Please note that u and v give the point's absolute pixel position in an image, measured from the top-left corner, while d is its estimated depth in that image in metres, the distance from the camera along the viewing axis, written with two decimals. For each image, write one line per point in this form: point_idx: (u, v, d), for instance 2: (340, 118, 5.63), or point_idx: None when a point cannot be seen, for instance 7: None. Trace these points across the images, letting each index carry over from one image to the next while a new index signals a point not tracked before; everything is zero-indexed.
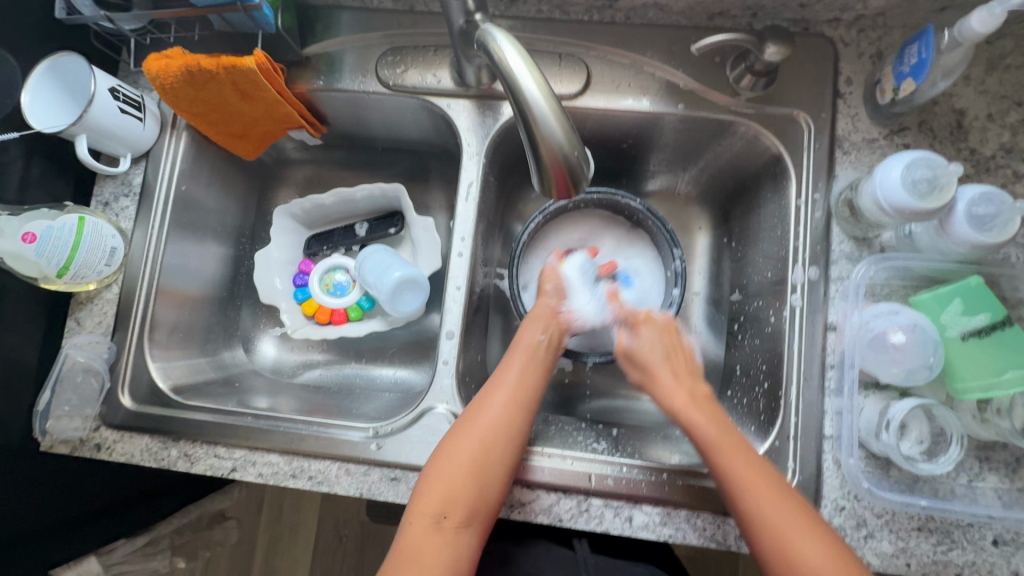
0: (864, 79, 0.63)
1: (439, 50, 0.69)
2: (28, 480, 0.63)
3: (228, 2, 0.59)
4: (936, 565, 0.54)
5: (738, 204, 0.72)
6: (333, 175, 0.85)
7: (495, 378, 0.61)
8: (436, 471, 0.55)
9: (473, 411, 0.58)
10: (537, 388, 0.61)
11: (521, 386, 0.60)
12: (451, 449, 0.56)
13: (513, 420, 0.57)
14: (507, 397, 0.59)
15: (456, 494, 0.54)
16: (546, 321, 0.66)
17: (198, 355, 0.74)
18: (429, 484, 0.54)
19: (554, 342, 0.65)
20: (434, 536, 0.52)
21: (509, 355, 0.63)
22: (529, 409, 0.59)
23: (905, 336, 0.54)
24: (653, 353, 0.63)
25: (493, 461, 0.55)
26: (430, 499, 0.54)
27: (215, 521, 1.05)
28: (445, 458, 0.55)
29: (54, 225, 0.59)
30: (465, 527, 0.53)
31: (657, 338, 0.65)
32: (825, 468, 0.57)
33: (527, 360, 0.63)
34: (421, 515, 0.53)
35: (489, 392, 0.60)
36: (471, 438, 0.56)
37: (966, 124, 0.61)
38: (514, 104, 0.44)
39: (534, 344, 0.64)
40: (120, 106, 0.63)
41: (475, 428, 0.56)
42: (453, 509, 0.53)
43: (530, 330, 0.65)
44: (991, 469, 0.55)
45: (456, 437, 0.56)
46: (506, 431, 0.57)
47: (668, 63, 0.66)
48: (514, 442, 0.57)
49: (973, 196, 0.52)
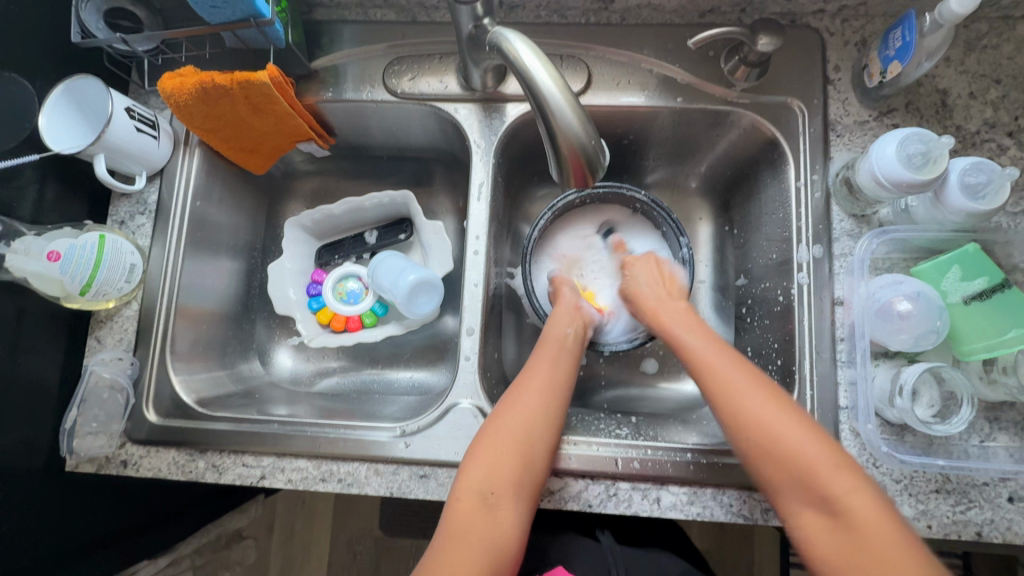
0: (851, 65, 0.67)
1: (444, 57, 0.72)
2: (54, 500, 0.63)
3: (241, 20, 0.60)
4: (956, 525, 0.56)
5: (738, 192, 0.75)
6: (340, 185, 0.86)
7: (528, 367, 0.63)
8: (478, 453, 0.55)
9: (509, 399, 0.59)
10: (569, 375, 0.63)
11: (556, 373, 0.62)
12: (491, 436, 0.56)
13: (551, 404, 0.59)
14: (542, 384, 0.60)
15: (503, 475, 0.54)
16: (572, 316, 0.68)
17: (217, 367, 0.74)
18: (471, 466, 0.55)
19: (580, 336, 0.67)
20: (481, 513, 0.52)
21: (541, 347, 0.65)
22: (566, 394, 0.61)
23: (911, 304, 0.56)
24: (637, 281, 0.70)
25: (535, 444, 0.56)
26: (474, 479, 0.54)
27: (233, 542, 1.04)
28: (486, 445, 0.56)
29: (77, 244, 0.60)
30: (516, 505, 0.54)
31: (644, 270, 0.72)
32: (843, 437, 0.59)
33: (558, 351, 0.64)
34: (466, 494, 0.53)
35: (525, 379, 0.61)
36: (513, 422, 0.57)
37: (950, 103, 0.64)
38: (531, 98, 0.46)
39: (562, 337, 0.66)
40: (136, 125, 0.64)
41: (513, 414, 0.57)
42: (498, 487, 0.53)
43: (557, 325, 0.67)
44: (1001, 428, 0.57)
45: (497, 421, 0.57)
46: (546, 412, 0.58)
47: (664, 60, 0.69)
48: (552, 426, 0.58)
49: (964, 166, 0.55)
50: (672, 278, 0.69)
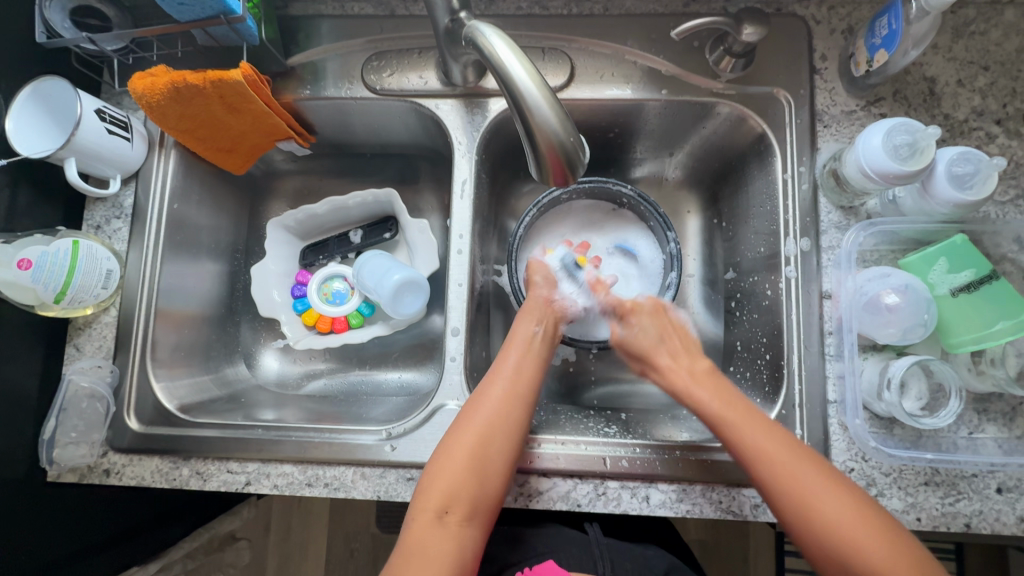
0: (837, 54, 0.65)
1: (424, 52, 0.70)
2: (34, 511, 0.62)
3: (211, 16, 0.58)
4: (945, 517, 0.56)
5: (726, 184, 0.74)
6: (323, 184, 0.85)
7: (494, 371, 0.62)
8: (437, 465, 0.55)
9: (470, 406, 0.58)
10: (533, 379, 0.61)
11: (519, 379, 0.61)
12: (449, 447, 0.56)
13: (513, 414, 0.58)
14: (504, 392, 0.59)
15: (458, 486, 0.54)
16: (541, 313, 0.67)
17: (201, 373, 0.73)
18: (430, 480, 0.54)
19: (548, 334, 0.66)
20: (437, 529, 0.52)
21: (506, 349, 0.64)
22: (528, 401, 0.60)
23: (899, 297, 0.56)
24: (647, 339, 0.66)
25: (492, 458, 0.55)
26: (434, 493, 0.53)
27: (225, 543, 1.03)
28: (446, 457, 0.55)
29: (48, 251, 0.59)
30: (467, 520, 0.53)
31: (648, 323, 0.67)
32: (832, 431, 0.59)
33: (523, 354, 0.63)
34: (424, 509, 0.53)
35: (489, 385, 0.60)
36: (469, 431, 0.56)
37: (938, 91, 0.63)
38: (508, 96, 0.45)
39: (529, 337, 0.64)
40: (107, 127, 0.62)
41: (473, 421, 0.57)
42: (455, 505, 0.53)
43: (524, 324, 0.66)
44: (989, 420, 0.57)
45: (457, 432, 0.57)
46: (508, 422, 0.57)
47: (649, 51, 0.67)
48: (512, 432, 0.57)
49: (952, 156, 0.54)
50: (683, 329, 0.67)
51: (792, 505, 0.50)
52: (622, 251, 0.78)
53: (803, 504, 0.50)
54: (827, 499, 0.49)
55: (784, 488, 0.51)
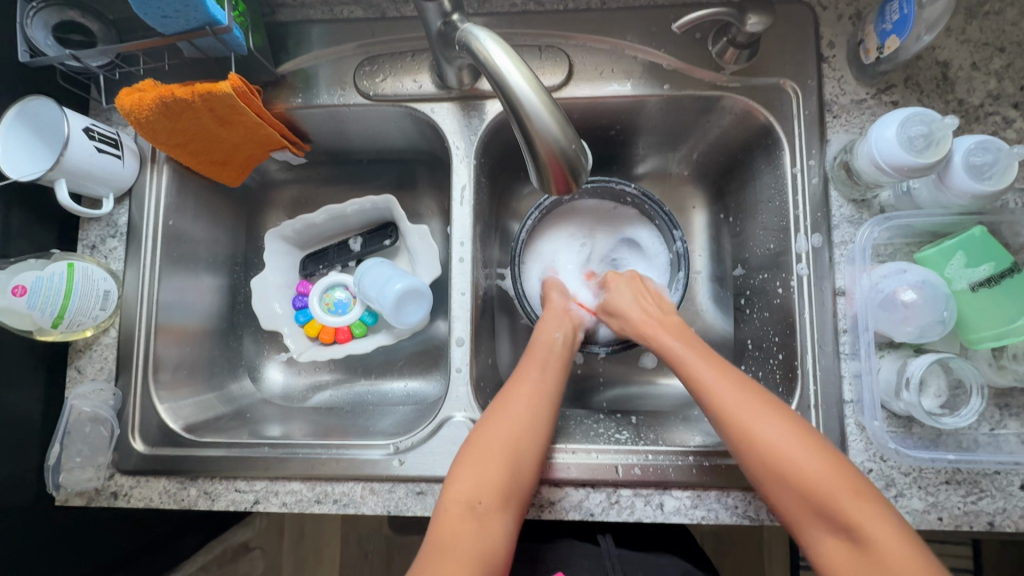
0: (845, 41, 0.63)
1: (417, 54, 0.68)
2: (43, 539, 0.62)
3: (196, 28, 0.56)
4: (967, 516, 0.54)
5: (732, 178, 0.72)
6: (320, 192, 0.83)
7: (518, 373, 0.61)
8: (466, 458, 0.54)
9: (497, 404, 0.58)
10: (558, 380, 0.62)
11: (544, 379, 0.61)
12: (479, 441, 0.55)
13: (540, 413, 0.58)
14: (530, 392, 0.59)
15: (491, 479, 0.53)
16: (562, 320, 0.67)
17: (205, 390, 0.72)
18: (460, 472, 0.53)
19: (569, 340, 0.66)
20: (469, 521, 0.51)
21: (529, 353, 0.64)
22: (554, 403, 0.60)
23: (916, 294, 0.54)
24: (622, 299, 0.67)
25: (523, 454, 0.55)
26: (464, 485, 0.52)
27: (239, 554, 1.02)
28: (475, 451, 0.54)
29: (43, 276, 0.57)
30: (502, 512, 0.52)
31: (625, 287, 0.69)
32: (849, 432, 0.57)
33: (546, 356, 0.63)
34: (455, 501, 0.52)
35: (513, 387, 0.60)
36: (499, 426, 0.56)
37: (951, 75, 0.61)
38: (505, 102, 0.43)
39: (552, 341, 0.64)
40: (96, 146, 0.61)
41: (502, 417, 0.56)
42: (485, 495, 0.52)
43: (546, 329, 0.66)
44: (1012, 415, 0.56)
45: (486, 427, 0.56)
46: (536, 419, 0.57)
47: (649, 45, 0.65)
48: (543, 429, 0.57)
49: (970, 146, 0.52)
50: (657, 295, 0.68)
51: (731, 418, 0.52)
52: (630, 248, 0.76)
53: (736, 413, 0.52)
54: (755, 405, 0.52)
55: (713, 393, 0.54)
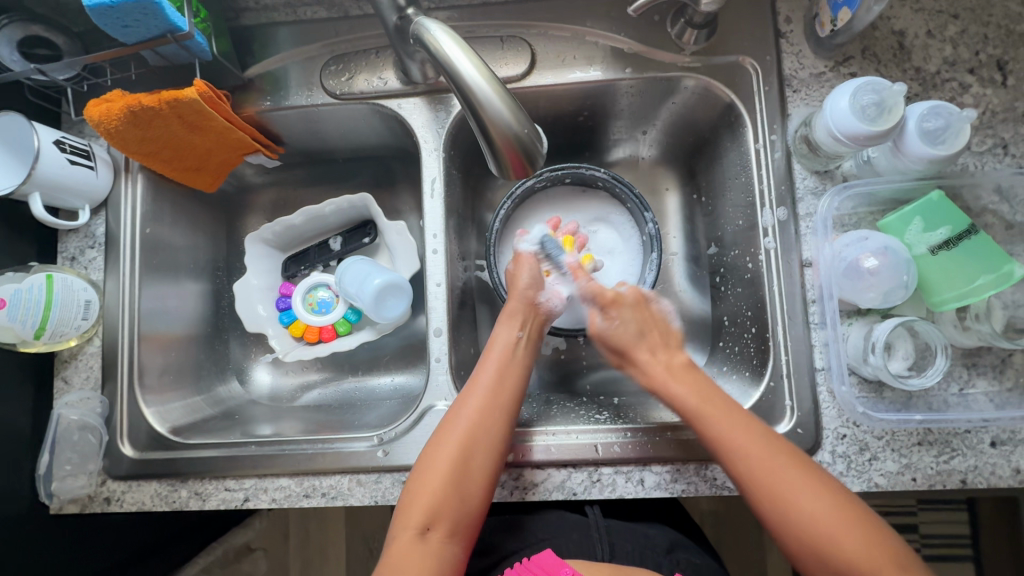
0: (802, 16, 0.64)
1: (381, 51, 0.69)
2: (39, 547, 0.63)
3: (158, 36, 0.57)
4: (940, 475, 0.55)
5: (701, 157, 0.73)
6: (297, 194, 0.84)
7: (472, 381, 0.61)
8: (418, 479, 0.55)
9: (449, 419, 0.58)
10: (515, 388, 0.61)
11: (498, 389, 0.60)
12: (431, 458, 0.56)
13: (491, 426, 0.57)
14: (480, 405, 0.58)
15: (440, 501, 0.54)
16: (523, 316, 0.66)
17: (193, 393, 0.73)
18: (411, 496, 0.54)
19: (531, 338, 0.65)
20: (419, 546, 0.52)
21: (486, 357, 0.63)
22: (508, 411, 0.59)
23: (878, 260, 0.55)
24: (626, 334, 0.64)
25: (472, 474, 0.55)
26: (417, 508, 0.54)
27: (242, 554, 1.04)
28: (426, 471, 0.55)
29: (23, 288, 0.58)
30: (450, 536, 0.54)
31: (629, 317, 0.65)
32: (821, 400, 0.58)
33: (503, 361, 0.62)
34: (406, 528, 0.53)
35: (467, 396, 0.59)
36: (450, 447, 0.56)
37: (908, 44, 0.62)
38: (459, 94, 0.44)
39: (511, 342, 0.64)
40: (68, 158, 0.62)
41: (453, 432, 0.57)
42: (437, 521, 0.53)
43: (506, 329, 0.65)
44: (979, 374, 0.57)
45: (438, 444, 0.57)
46: (488, 436, 0.57)
47: (609, 30, 0.66)
48: (490, 445, 0.56)
49: (922, 112, 0.53)
50: (663, 321, 0.66)
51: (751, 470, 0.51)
52: (613, 229, 0.76)
53: (767, 485, 0.51)
54: (780, 471, 0.51)
55: (753, 470, 0.51)
